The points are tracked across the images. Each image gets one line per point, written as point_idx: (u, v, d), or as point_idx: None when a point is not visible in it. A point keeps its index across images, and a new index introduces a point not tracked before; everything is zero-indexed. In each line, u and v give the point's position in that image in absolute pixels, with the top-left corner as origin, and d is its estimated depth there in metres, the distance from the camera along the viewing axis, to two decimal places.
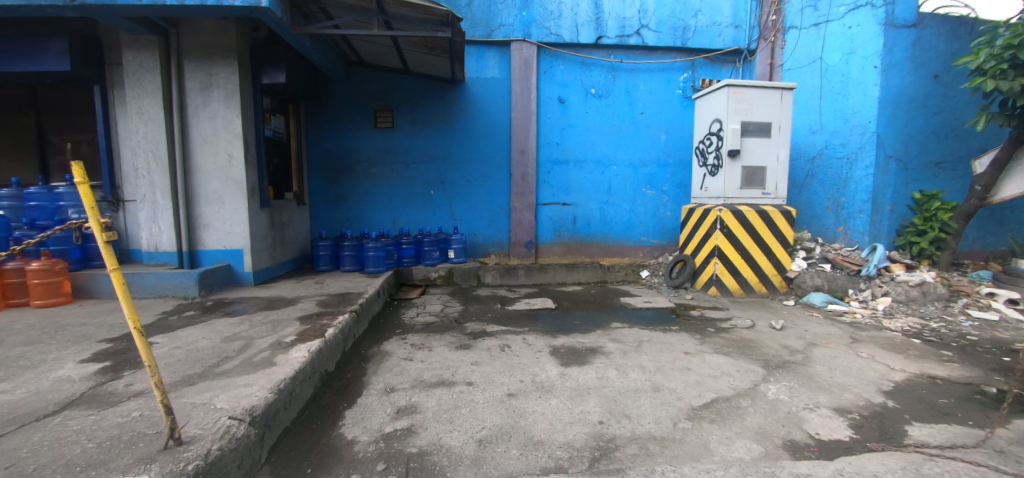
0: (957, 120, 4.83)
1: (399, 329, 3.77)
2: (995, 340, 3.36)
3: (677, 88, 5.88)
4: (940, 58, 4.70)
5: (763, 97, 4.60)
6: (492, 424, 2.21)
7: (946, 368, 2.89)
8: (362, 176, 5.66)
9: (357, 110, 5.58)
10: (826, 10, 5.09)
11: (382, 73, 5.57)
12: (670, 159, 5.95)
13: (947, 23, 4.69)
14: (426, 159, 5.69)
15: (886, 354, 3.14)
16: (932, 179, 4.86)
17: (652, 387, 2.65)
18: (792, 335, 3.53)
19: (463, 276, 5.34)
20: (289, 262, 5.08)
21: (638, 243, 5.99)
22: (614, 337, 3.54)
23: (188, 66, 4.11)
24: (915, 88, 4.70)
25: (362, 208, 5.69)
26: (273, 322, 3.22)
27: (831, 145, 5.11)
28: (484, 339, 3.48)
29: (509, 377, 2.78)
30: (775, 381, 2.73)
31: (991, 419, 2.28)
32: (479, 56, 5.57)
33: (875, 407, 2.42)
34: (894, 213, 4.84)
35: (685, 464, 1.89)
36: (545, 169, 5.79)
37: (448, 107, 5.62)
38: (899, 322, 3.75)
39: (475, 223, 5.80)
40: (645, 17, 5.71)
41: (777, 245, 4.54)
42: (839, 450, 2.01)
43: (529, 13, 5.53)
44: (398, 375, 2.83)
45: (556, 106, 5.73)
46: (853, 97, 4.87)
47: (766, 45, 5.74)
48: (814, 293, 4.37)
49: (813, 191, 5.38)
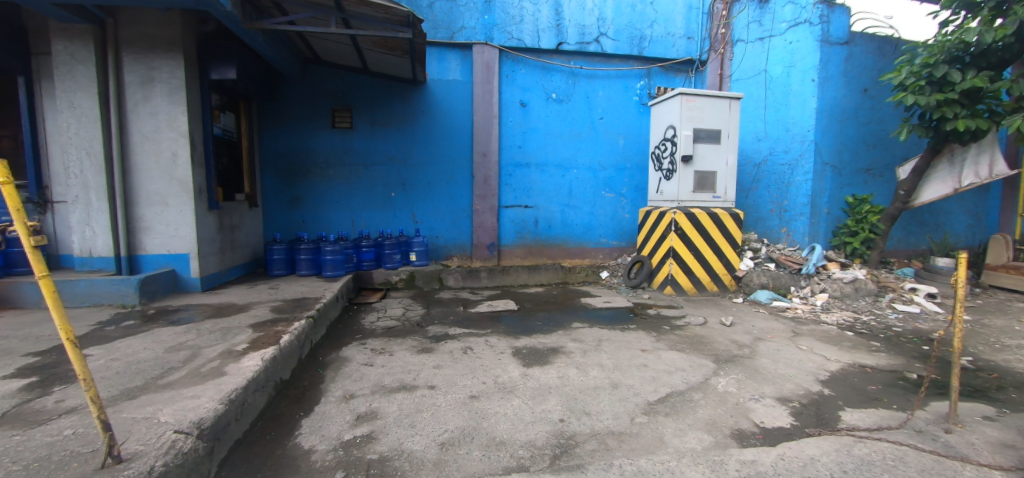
0: (883, 130, 5.27)
1: (358, 334, 3.69)
2: (917, 331, 3.69)
3: (634, 95, 6.08)
4: (868, 73, 5.12)
5: (713, 106, 4.84)
6: (455, 426, 2.20)
7: (874, 357, 3.15)
8: (320, 177, 5.48)
9: (313, 108, 5.40)
10: (769, 26, 5.44)
11: (340, 72, 5.42)
12: (628, 163, 6.15)
13: (875, 42, 5.11)
14: (386, 161, 5.58)
15: (823, 346, 3.38)
16: (863, 184, 5.28)
17: (611, 384, 2.73)
18: (740, 330, 3.73)
19: (424, 279, 5.28)
20: (240, 267, 4.83)
21: (598, 245, 6.14)
22: (574, 337, 3.60)
23: (127, 58, 3.85)
24: (848, 100, 5.10)
25: (319, 210, 5.51)
26: (223, 330, 3.06)
27: (775, 151, 5.45)
28: (446, 342, 3.46)
29: (472, 379, 2.78)
30: (725, 375, 2.88)
31: (912, 402, 2.51)
32: (440, 57, 5.53)
33: (813, 395, 2.60)
34: (830, 215, 5.21)
35: (642, 457, 1.96)
36: (507, 172, 5.83)
37: (410, 108, 5.55)
38: (835, 316, 4.05)
39: (437, 226, 5.75)
40: (604, 25, 5.88)
41: (726, 246, 4.79)
42: (781, 436, 2.15)
43: (491, 17, 5.56)
44: (357, 381, 2.76)
45: (518, 110, 5.78)
46: (793, 107, 5.22)
47: (716, 56, 6.08)
48: (760, 290, 4.63)
49: (759, 195, 5.70)
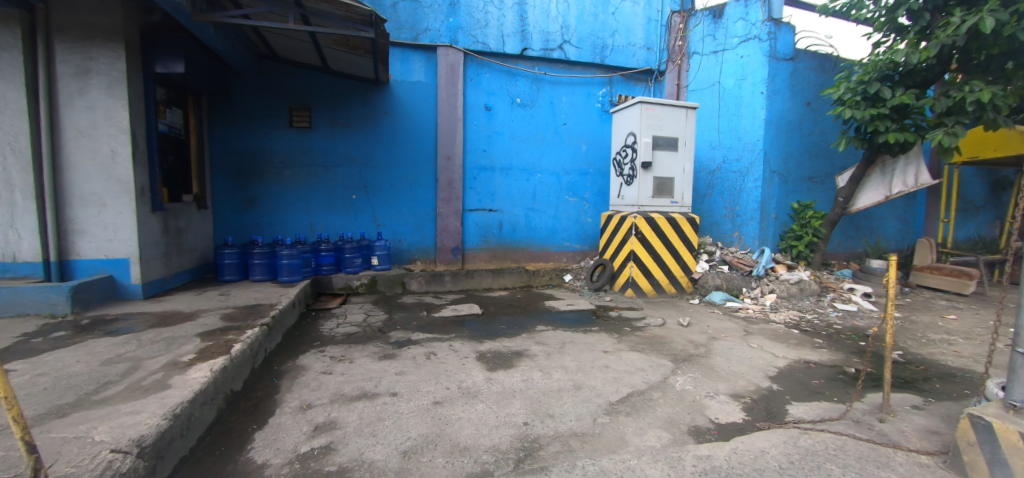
0: (824, 141, 5.65)
1: (316, 341, 3.55)
2: (854, 328, 3.98)
3: (596, 102, 6.23)
4: (810, 88, 5.49)
5: (671, 115, 5.04)
6: (418, 433, 2.16)
7: (817, 353, 3.37)
8: (275, 178, 5.26)
9: (269, 106, 5.18)
10: (722, 40, 5.75)
11: (298, 69, 5.24)
12: (590, 168, 6.28)
13: (817, 59, 5.50)
14: (347, 162, 5.43)
15: (772, 343, 3.57)
16: (807, 191, 5.65)
17: (574, 386, 2.77)
18: (696, 330, 3.89)
19: (386, 283, 5.16)
20: (187, 272, 4.54)
21: (561, 248, 6.23)
22: (538, 340, 3.63)
23: (59, 47, 3.55)
24: (793, 112, 5.44)
25: (275, 212, 5.28)
26: (167, 340, 2.87)
27: (728, 159, 5.73)
28: (409, 348, 3.39)
29: (435, 385, 2.74)
30: (682, 373, 2.98)
31: (850, 394, 2.69)
32: (404, 59, 5.46)
33: (763, 390, 2.74)
34: (778, 220, 5.53)
35: (604, 456, 1.99)
36: (471, 175, 5.81)
37: (372, 109, 5.43)
38: (783, 314, 4.30)
39: (400, 229, 5.64)
40: (567, 33, 5.99)
41: (683, 249, 4.98)
42: (734, 431, 2.25)
43: (456, 20, 5.54)
44: (315, 390, 2.65)
45: (482, 113, 5.78)
46: (744, 118, 5.52)
47: (674, 67, 6.33)
48: (714, 292, 4.84)
49: (714, 201, 5.98)
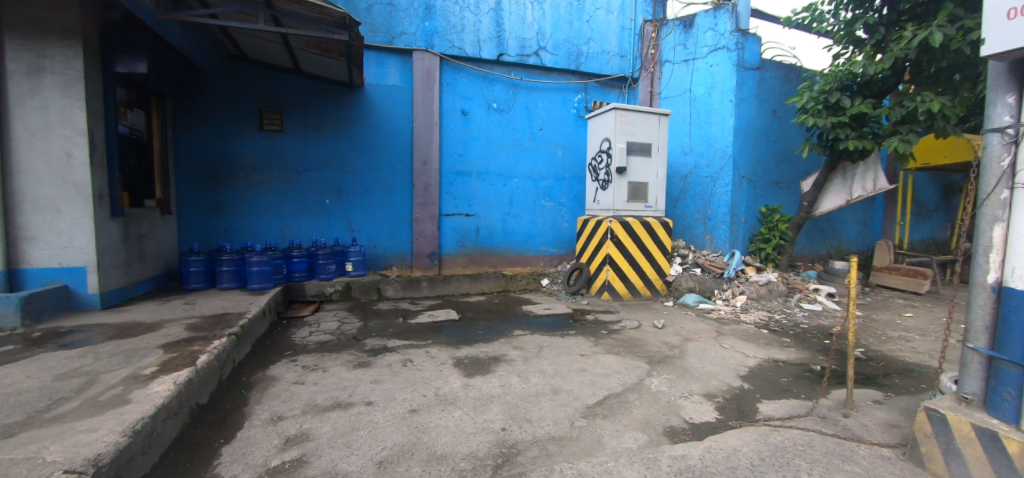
0: (789, 148, 5.89)
1: (288, 350, 3.44)
2: (819, 326, 4.14)
3: (572, 108, 6.31)
4: (775, 97, 5.72)
5: (645, 121, 5.15)
6: (394, 443, 2.12)
7: (785, 352, 3.48)
8: (244, 182, 5.10)
9: (238, 108, 5.03)
10: (693, 49, 5.93)
11: (269, 71, 5.11)
12: (567, 173, 6.35)
13: (781, 69, 5.73)
14: (320, 166, 5.32)
15: (743, 344, 3.67)
16: (773, 196, 5.87)
17: (552, 390, 2.77)
18: (671, 332, 3.96)
19: (362, 290, 5.07)
20: (149, 280, 4.34)
21: (538, 252, 6.26)
22: (516, 344, 3.63)
23: (9, 44, 3.36)
24: (759, 120, 5.65)
25: (244, 218, 5.12)
26: (127, 353, 2.73)
27: (699, 165, 5.90)
28: (385, 355, 3.33)
29: (411, 393, 2.70)
30: (657, 375, 3.03)
31: (816, 391, 2.79)
32: (379, 62, 5.39)
33: (735, 390, 2.82)
34: (747, 223, 5.71)
35: (582, 460, 2.00)
36: (447, 180, 5.78)
37: (346, 113, 5.35)
38: (752, 315, 4.43)
39: (375, 234, 5.54)
40: (543, 39, 6.05)
41: (657, 252, 5.09)
42: (708, 431, 2.30)
43: (432, 24, 5.52)
44: (287, 402, 2.57)
45: (458, 118, 5.77)
46: (714, 125, 5.70)
47: (647, 75, 6.48)
48: (688, 294, 4.95)
49: (686, 205, 6.13)
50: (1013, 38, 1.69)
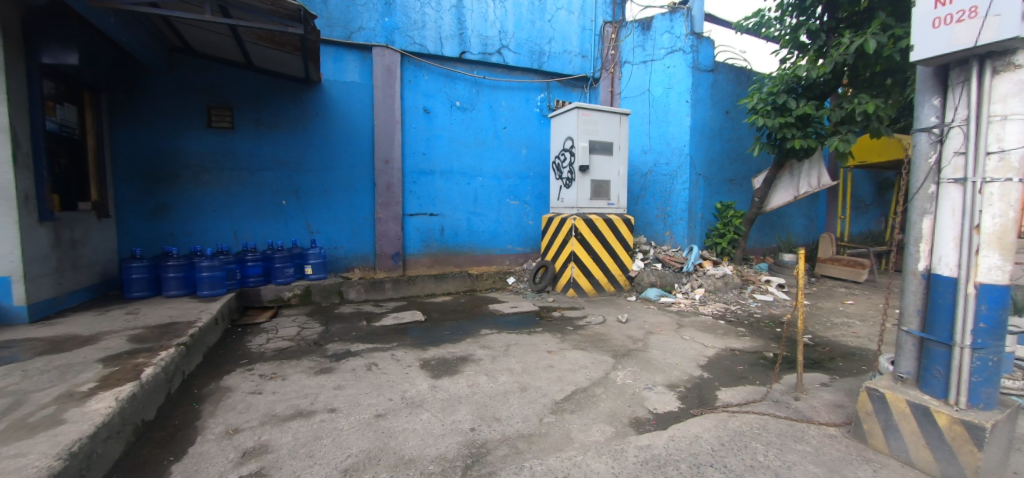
0: (740, 147, 6.19)
1: (243, 359, 3.28)
2: (771, 316, 4.38)
3: (535, 107, 6.36)
4: (728, 98, 6.00)
5: (606, 120, 5.26)
6: (359, 449, 2.06)
7: (741, 341, 3.66)
8: (192, 182, 4.80)
9: (183, 104, 4.73)
10: (651, 51, 6.13)
11: (217, 65, 4.84)
12: (531, 172, 6.39)
13: (733, 72, 6.02)
14: (275, 166, 5.09)
15: (702, 335, 3.82)
16: (727, 192, 6.17)
17: (520, 388, 2.78)
18: (634, 326, 4.08)
19: (322, 293, 4.90)
20: (85, 290, 4.01)
21: (504, 251, 6.28)
22: (483, 344, 3.62)
23: None
24: (713, 120, 5.91)
25: (192, 221, 4.82)
26: (61, 369, 2.50)
27: (658, 163, 6.10)
28: (349, 360, 3.24)
29: (377, 397, 2.63)
30: (622, 368, 3.10)
31: (769, 377, 2.95)
32: (337, 57, 5.21)
33: (695, 379, 2.93)
34: (704, 219, 5.97)
35: (551, 455, 2.02)
36: (410, 179, 5.68)
37: (303, 110, 5.15)
38: (710, 307, 4.64)
39: (335, 236, 5.37)
40: (505, 38, 6.06)
41: (620, 248, 5.22)
42: (671, 419, 2.38)
43: (392, 20, 5.41)
44: (243, 413, 2.44)
45: (421, 116, 5.68)
46: (672, 124, 5.92)
47: (607, 75, 6.62)
48: (650, 288, 5.10)
49: (646, 202, 6.31)
50: (937, 45, 1.86)
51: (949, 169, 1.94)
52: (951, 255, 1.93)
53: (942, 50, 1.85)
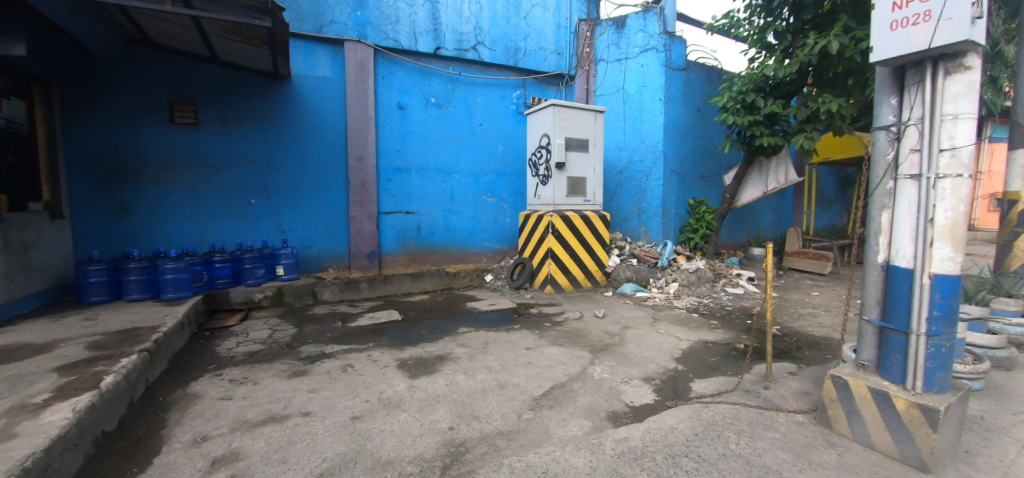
0: (712, 144, 6.36)
1: (211, 364, 3.16)
2: (742, 308, 4.52)
3: (511, 104, 6.35)
4: (699, 96, 6.15)
5: (581, 117, 5.30)
6: (335, 453, 2.02)
7: (713, 333, 3.76)
8: (153, 181, 4.59)
9: (143, 99, 4.51)
10: (625, 49, 6.22)
11: (180, 58, 4.63)
12: (507, 169, 6.39)
13: (704, 71, 6.17)
14: (243, 163, 4.92)
15: (676, 328, 3.91)
16: (699, 189, 6.33)
17: (498, 385, 2.78)
18: (611, 321, 4.14)
19: (295, 294, 4.78)
20: (38, 295, 3.78)
21: (481, 249, 6.27)
22: (461, 342, 3.60)
23: None
24: (686, 118, 6.05)
25: (155, 221, 4.62)
26: (11, 380, 2.35)
27: (633, 160, 6.19)
28: (323, 362, 3.17)
29: (352, 399, 2.58)
30: (599, 363, 3.14)
31: (740, 367, 3.05)
32: (307, 51, 5.07)
33: (670, 371, 3.00)
34: (677, 215, 6.10)
35: (529, 451, 2.03)
36: (385, 177, 5.59)
37: (272, 106, 4.99)
38: (684, 300, 4.75)
39: (308, 235, 5.24)
40: (481, 34, 6.02)
41: (596, 245, 5.28)
42: (647, 412, 2.43)
43: (364, 14, 5.30)
44: (211, 420, 2.36)
45: (395, 113, 5.59)
46: (646, 122, 6.02)
47: (583, 73, 6.68)
48: (626, 283, 5.18)
49: (622, 199, 6.40)
50: (895, 47, 1.95)
51: (906, 165, 2.03)
52: (908, 248, 2.03)
53: (900, 51, 1.93)
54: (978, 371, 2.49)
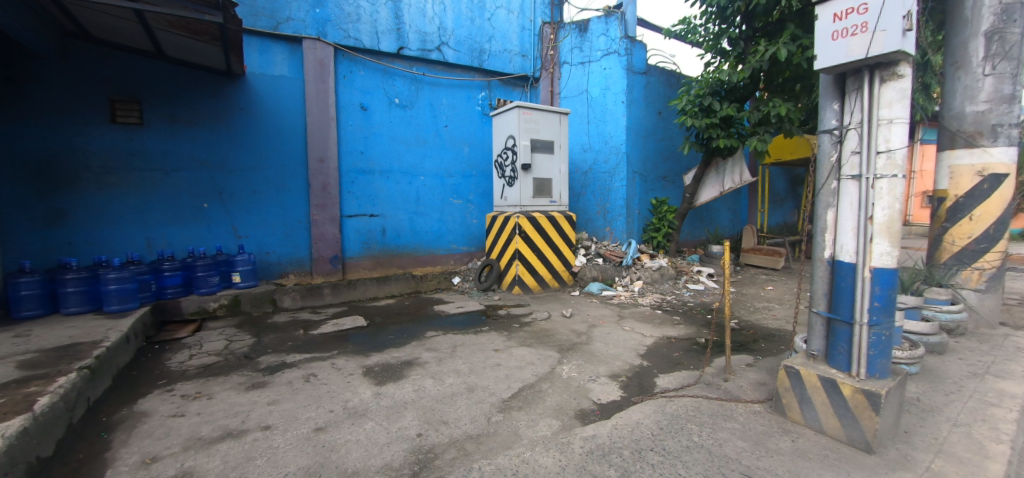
0: (672, 146, 6.60)
1: (161, 379, 2.99)
2: (703, 304, 4.70)
3: (476, 105, 6.33)
4: (659, 100, 6.36)
5: (546, 119, 5.36)
6: (297, 467, 1.95)
7: (676, 329, 3.89)
8: (94, 185, 4.28)
9: (79, 97, 4.19)
10: (588, 52, 6.35)
11: (121, 53, 4.34)
12: (473, 170, 6.38)
13: (663, 75, 6.39)
14: (194, 165, 4.67)
15: (641, 325, 4.02)
16: (661, 189, 6.55)
17: (467, 388, 2.77)
18: (578, 319, 4.21)
19: (253, 302, 4.58)
20: None
21: (448, 251, 6.22)
22: (429, 346, 3.56)
23: None
24: (647, 120, 6.24)
25: (96, 227, 4.31)
26: None
27: (598, 162, 6.32)
28: (284, 372, 3.06)
29: (316, 410, 2.50)
30: (567, 362, 3.19)
31: (701, 361, 3.17)
32: (263, 49, 4.87)
33: (635, 368, 3.08)
34: (640, 214, 6.27)
35: (499, 454, 2.03)
36: (348, 179, 5.45)
37: (225, 105, 4.76)
38: (648, 298, 4.89)
39: (266, 240, 5.03)
40: (445, 35, 5.97)
41: (563, 245, 5.35)
42: (614, 408, 2.49)
43: (324, 11, 5.14)
44: (162, 439, 2.22)
45: (358, 113, 5.45)
46: (609, 124, 6.16)
47: (547, 75, 6.75)
48: (592, 283, 5.28)
49: (587, 199, 6.52)
50: (836, 56, 2.08)
51: (848, 166, 2.17)
52: (851, 243, 2.16)
53: (842, 60, 2.06)
54: (914, 356, 2.70)
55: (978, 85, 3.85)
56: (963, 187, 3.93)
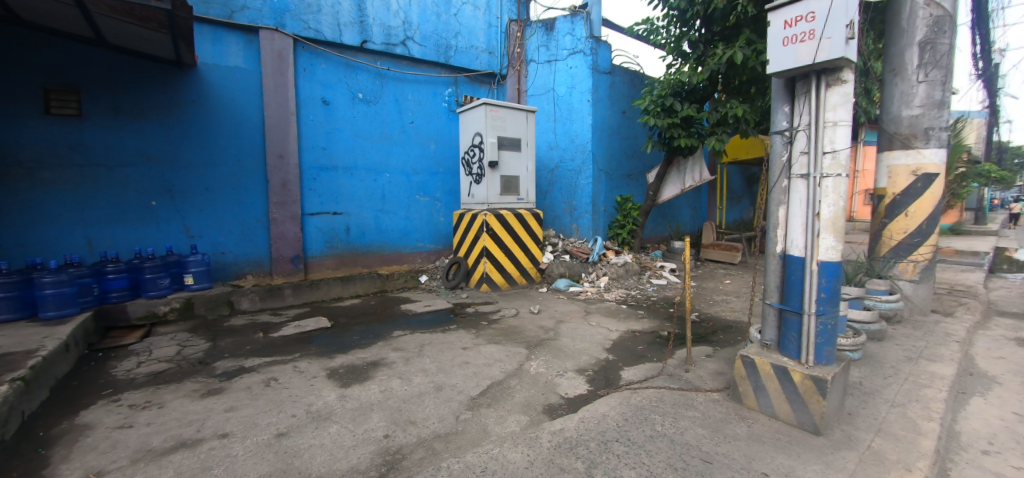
0: (636, 144, 6.77)
1: (105, 389, 2.80)
2: (665, 298, 4.87)
3: (443, 102, 6.26)
4: (623, 99, 6.51)
5: (513, 117, 5.37)
6: (258, 474, 1.88)
7: (640, 323, 4.00)
8: (25, 181, 3.94)
9: (7, 85, 3.84)
10: (555, 51, 6.41)
11: (55, 40, 4.02)
12: (440, 168, 6.31)
13: (628, 75, 6.54)
14: (141, 161, 4.40)
15: (607, 320, 4.12)
16: (626, 186, 6.71)
17: (435, 387, 2.76)
18: (546, 316, 4.27)
19: (208, 305, 4.37)
20: None
21: (415, 249, 6.15)
22: (396, 346, 3.51)
23: None
24: (612, 118, 6.37)
25: (29, 227, 3.97)
26: None
27: (564, 159, 6.40)
28: (242, 377, 2.95)
29: (277, 415, 2.42)
30: (535, 358, 3.23)
31: (663, 353, 3.29)
32: (216, 38, 4.62)
33: (601, 362, 3.15)
34: (606, 211, 6.40)
35: (467, 452, 2.04)
36: (310, 176, 5.27)
37: (175, 97, 4.49)
38: (613, 293, 5.01)
39: (222, 239, 4.80)
40: (410, 29, 5.87)
41: (531, 242, 5.40)
42: (580, 402, 2.54)
43: (282, 1, 4.95)
44: (108, 452, 2.09)
45: (319, 108, 5.28)
46: (575, 122, 6.25)
47: (514, 72, 6.76)
48: (560, 279, 5.35)
49: (554, 197, 6.59)
50: (786, 61, 2.19)
51: (797, 166, 2.30)
52: (799, 239, 2.30)
53: (791, 65, 2.18)
54: (856, 343, 2.91)
55: (912, 91, 4.15)
56: (899, 186, 4.25)
